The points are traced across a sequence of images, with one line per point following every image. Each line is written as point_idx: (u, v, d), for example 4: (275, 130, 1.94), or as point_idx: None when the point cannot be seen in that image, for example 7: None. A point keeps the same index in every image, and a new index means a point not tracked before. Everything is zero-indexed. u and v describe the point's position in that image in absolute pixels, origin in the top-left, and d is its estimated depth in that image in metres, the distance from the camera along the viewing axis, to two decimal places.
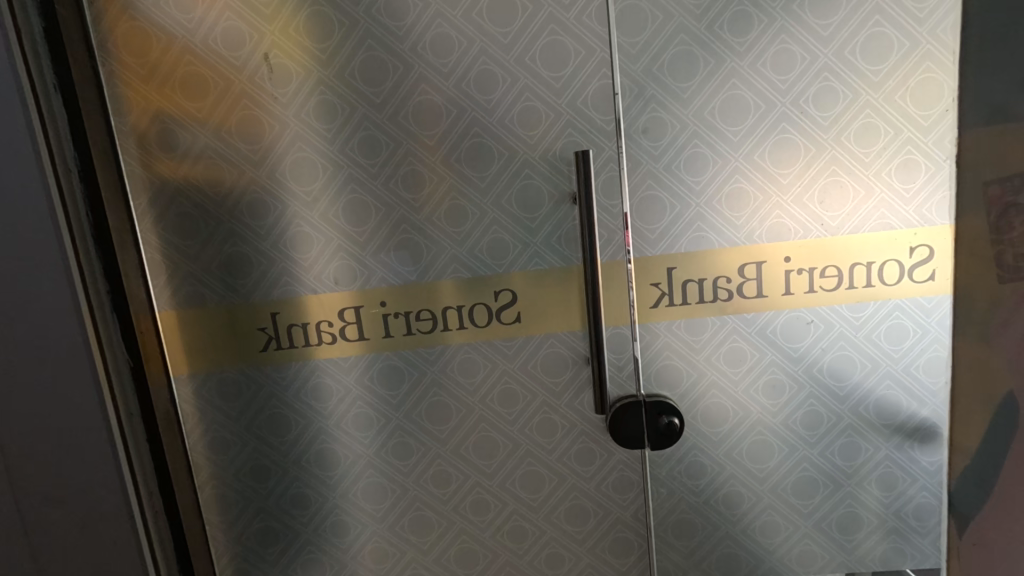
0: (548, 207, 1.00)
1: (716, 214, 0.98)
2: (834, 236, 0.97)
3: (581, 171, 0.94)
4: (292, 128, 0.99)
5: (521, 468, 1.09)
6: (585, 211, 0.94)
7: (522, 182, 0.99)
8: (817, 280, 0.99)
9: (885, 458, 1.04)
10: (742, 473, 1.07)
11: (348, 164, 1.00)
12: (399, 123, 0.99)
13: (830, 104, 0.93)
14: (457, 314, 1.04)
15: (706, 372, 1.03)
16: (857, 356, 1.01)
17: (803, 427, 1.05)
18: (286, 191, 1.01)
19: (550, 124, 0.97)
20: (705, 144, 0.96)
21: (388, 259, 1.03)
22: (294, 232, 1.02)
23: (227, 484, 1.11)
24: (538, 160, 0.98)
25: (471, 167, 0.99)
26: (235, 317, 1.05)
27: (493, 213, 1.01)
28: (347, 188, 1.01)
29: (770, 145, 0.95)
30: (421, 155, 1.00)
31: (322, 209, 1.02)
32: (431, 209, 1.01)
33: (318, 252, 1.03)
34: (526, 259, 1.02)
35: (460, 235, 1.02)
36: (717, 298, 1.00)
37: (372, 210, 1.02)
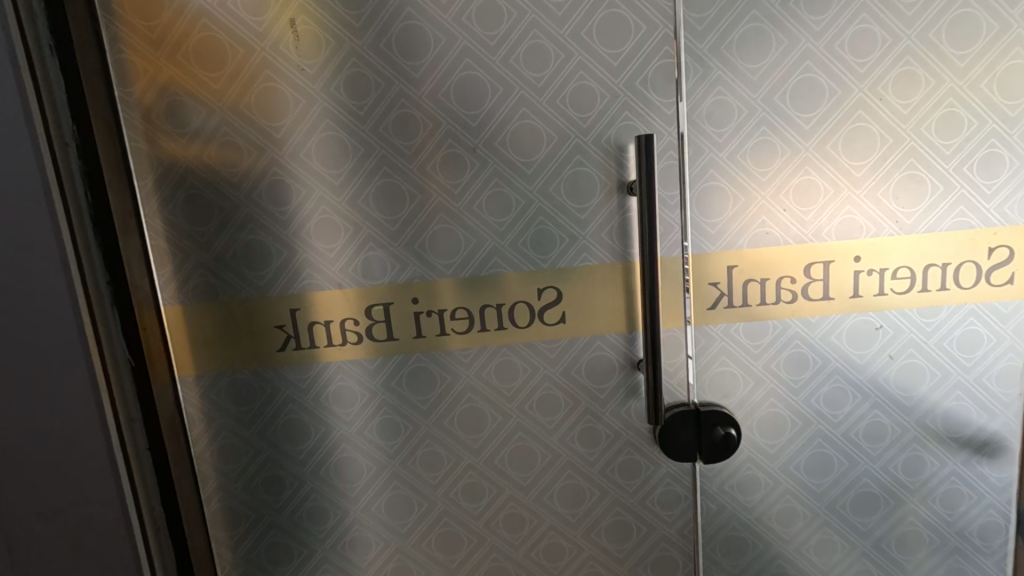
0: (599, 198, 0.92)
1: (783, 209, 0.90)
2: (909, 234, 0.90)
3: (644, 157, 0.84)
4: (320, 105, 0.89)
5: (560, 481, 1.01)
6: (647, 202, 0.85)
7: (574, 169, 0.91)
8: (888, 282, 0.91)
9: (951, 474, 0.97)
10: (798, 488, 0.99)
11: (381, 145, 0.91)
12: (439, 101, 0.89)
13: (911, 92, 0.86)
14: (495, 313, 0.95)
15: (764, 380, 0.96)
16: (927, 365, 0.94)
17: (866, 440, 0.97)
18: (311, 176, 0.91)
19: (605, 106, 0.89)
20: (774, 131, 0.88)
21: (422, 252, 0.94)
22: (318, 220, 0.92)
23: (235, 497, 1.00)
24: (591, 146, 0.91)
25: (517, 151, 0.91)
26: (249, 314, 0.95)
27: (539, 203, 0.92)
28: (379, 174, 0.91)
29: (845, 134, 0.88)
30: (462, 137, 0.90)
31: (351, 196, 0.92)
32: (472, 197, 0.92)
33: (344, 242, 0.93)
34: (573, 255, 0.94)
35: (501, 227, 0.93)
36: (780, 300, 0.93)
37: (406, 198, 0.92)
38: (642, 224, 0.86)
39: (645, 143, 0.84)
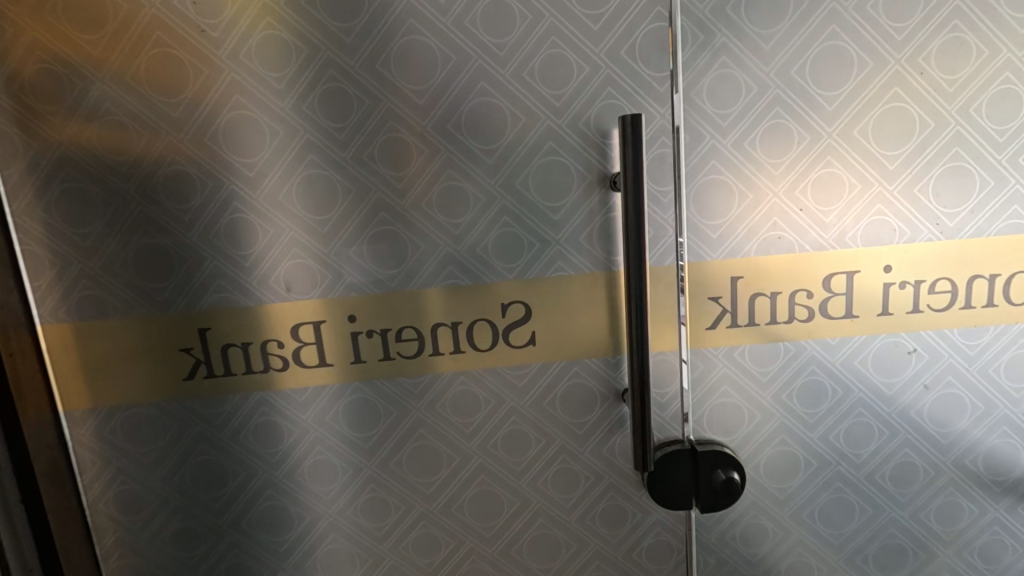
0: (575, 194, 0.76)
1: (799, 208, 0.74)
2: (951, 240, 0.74)
3: (631, 142, 0.68)
4: (229, 75, 0.72)
5: (530, 531, 0.85)
6: (634, 199, 0.69)
7: (545, 159, 0.75)
8: (924, 297, 0.76)
9: (992, 523, 0.82)
10: (812, 539, 0.84)
11: (307, 128, 0.73)
12: (378, 73, 0.72)
13: (957, 65, 0.70)
14: (451, 333, 0.79)
15: (773, 412, 0.80)
16: (967, 396, 0.79)
17: (893, 484, 0.82)
18: (220, 166, 0.74)
19: (583, 81, 0.73)
20: (790, 113, 0.72)
21: (360, 260, 0.77)
22: (231, 218, 0.75)
23: (140, 554, 0.83)
24: (567, 130, 0.74)
25: (475, 137, 0.74)
26: (149, 334, 0.78)
27: (503, 199, 0.76)
28: (305, 163, 0.74)
29: (876, 116, 0.72)
30: (407, 117, 0.73)
31: (271, 191, 0.75)
32: (420, 192, 0.75)
33: (263, 246, 0.76)
34: (544, 263, 0.77)
35: (456, 230, 0.76)
36: (793, 318, 0.77)
37: (339, 193, 0.75)
38: (627, 226, 0.70)
39: (632, 125, 0.67)
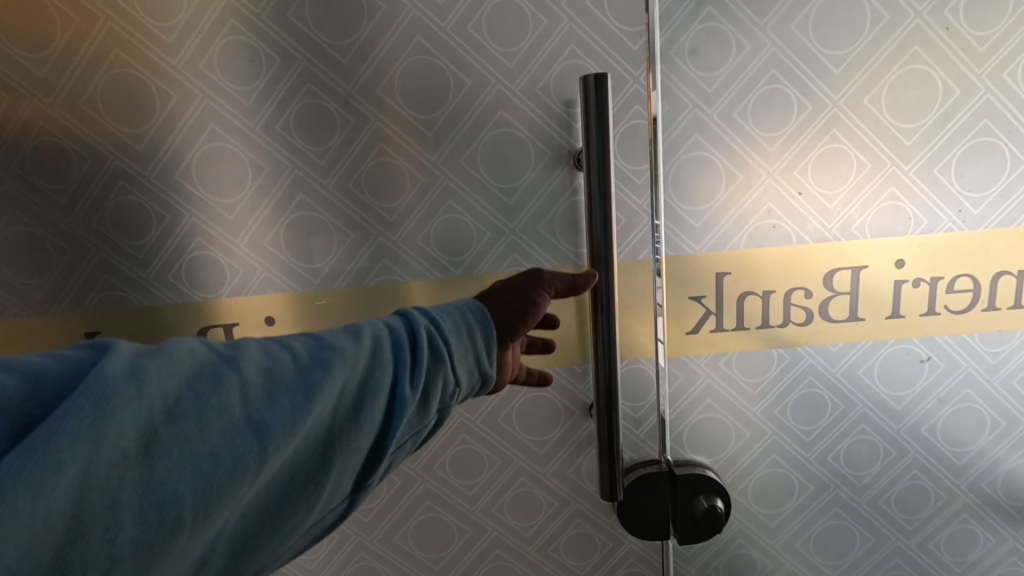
0: (532, 174, 0.65)
1: (797, 192, 0.63)
2: (975, 230, 0.63)
3: (593, 108, 0.55)
4: (106, 25, 0.58)
5: (486, 560, 0.75)
6: (600, 179, 0.56)
7: (495, 132, 0.63)
8: (942, 298, 0.64)
9: (1010, 554, 0.72)
10: (804, 569, 0.74)
11: (203, 90, 0.60)
12: (289, 24, 0.59)
13: (989, 20, 0.58)
14: None
15: (763, 429, 0.69)
16: (987, 411, 0.68)
17: (899, 510, 0.71)
18: (99, 137, 0.61)
19: (540, 35, 0.60)
20: (787, 77, 0.60)
21: (278, 251, 0.65)
22: (119, 202, 0.63)
23: None
24: (522, 98, 0.62)
25: (411, 105, 0.62)
26: (28, 339, 0.66)
27: (448, 179, 0.65)
28: (205, 134, 0.61)
29: (890, 81, 0.60)
30: (327, 79, 0.61)
31: (164, 169, 0.62)
32: (348, 172, 0.63)
33: (160, 235, 0.64)
34: (498, 255, 0.67)
35: (391, 217, 0.65)
36: (787, 322, 0.66)
37: (249, 171, 0.63)
38: (592, 212, 0.57)
39: (596, 88, 0.55)
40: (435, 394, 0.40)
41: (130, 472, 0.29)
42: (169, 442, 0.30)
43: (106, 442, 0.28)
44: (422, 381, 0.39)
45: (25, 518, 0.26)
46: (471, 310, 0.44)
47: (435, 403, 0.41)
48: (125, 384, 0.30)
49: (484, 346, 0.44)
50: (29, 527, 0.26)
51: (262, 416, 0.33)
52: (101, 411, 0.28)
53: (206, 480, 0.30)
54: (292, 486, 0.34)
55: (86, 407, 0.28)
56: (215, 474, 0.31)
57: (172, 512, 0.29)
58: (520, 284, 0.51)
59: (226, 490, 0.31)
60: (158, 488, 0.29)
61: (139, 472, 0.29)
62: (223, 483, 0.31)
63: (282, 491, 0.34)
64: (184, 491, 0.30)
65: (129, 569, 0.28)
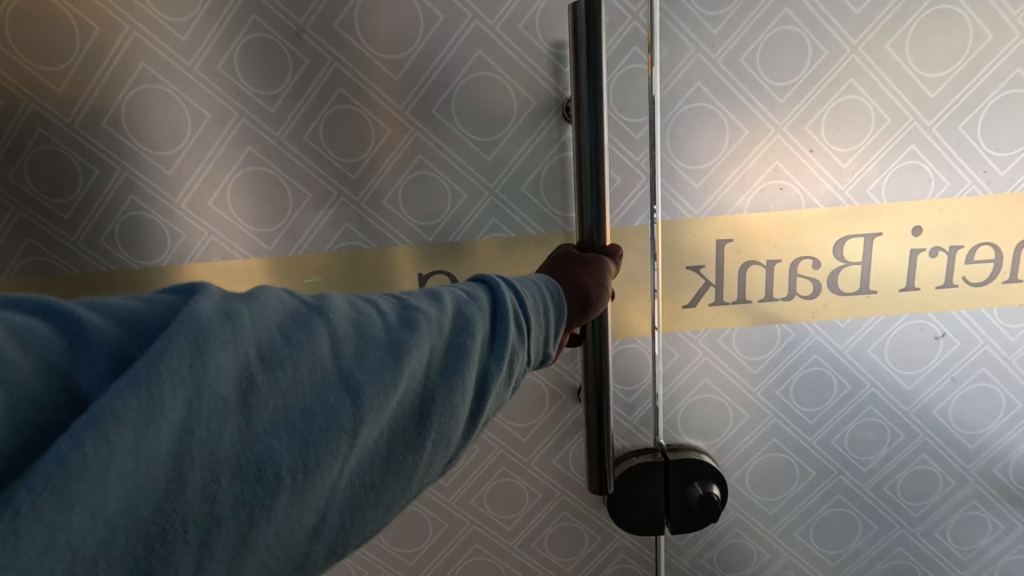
0: (514, 126, 0.58)
1: (809, 149, 0.56)
2: (1000, 195, 0.57)
3: (584, 46, 0.46)
4: None
5: (465, 557, 0.70)
6: (589, 133, 0.47)
7: (471, 75, 0.56)
8: (960, 269, 0.59)
9: (1017, 542, 0.68)
10: (803, 560, 0.70)
11: (132, 21, 0.55)
12: None
13: None
14: None
15: (764, 411, 0.64)
16: (1002, 392, 0.63)
17: (904, 496, 0.67)
18: (15, 80, 0.57)
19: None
20: (802, 16, 0.53)
21: (224, 210, 0.61)
22: (42, 152, 0.59)
23: None
24: (500, 35, 0.55)
25: (373, 42, 0.56)
26: None
27: (415, 131, 0.58)
28: (133, 73, 0.57)
29: (915, 24, 0.53)
30: (275, 10, 0.55)
31: (90, 116, 0.58)
32: (302, 121, 0.58)
33: (87, 189, 0.60)
34: (477, 222, 0.61)
35: (354, 174, 0.59)
36: (793, 294, 0.60)
37: (188, 118, 0.58)
38: (581, 172, 0.49)
39: (587, 25, 0.46)
40: (523, 370, 0.35)
41: (229, 422, 0.24)
42: (265, 391, 0.25)
43: (204, 386, 0.23)
44: (509, 356, 0.33)
45: (124, 465, 0.21)
46: (548, 286, 0.38)
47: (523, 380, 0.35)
48: (218, 324, 0.25)
49: (556, 325, 0.37)
50: (128, 476, 0.21)
51: (355, 373, 0.27)
52: (197, 351, 0.23)
53: (305, 436, 0.25)
54: (387, 458, 0.29)
55: (180, 345, 0.23)
56: (314, 429, 0.26)
57: (270, 471, 0.24)
58: (580, 267, 0.44)
59: (324, 453, 0.26)
60: (254, 441, 0.24)
61: (236, 422, 0.24)
62: (320, 446, 0.26)
63: (381, 463, 0.29)
64: (282, 447, 0.25)
65: (231, 533, 0.24)
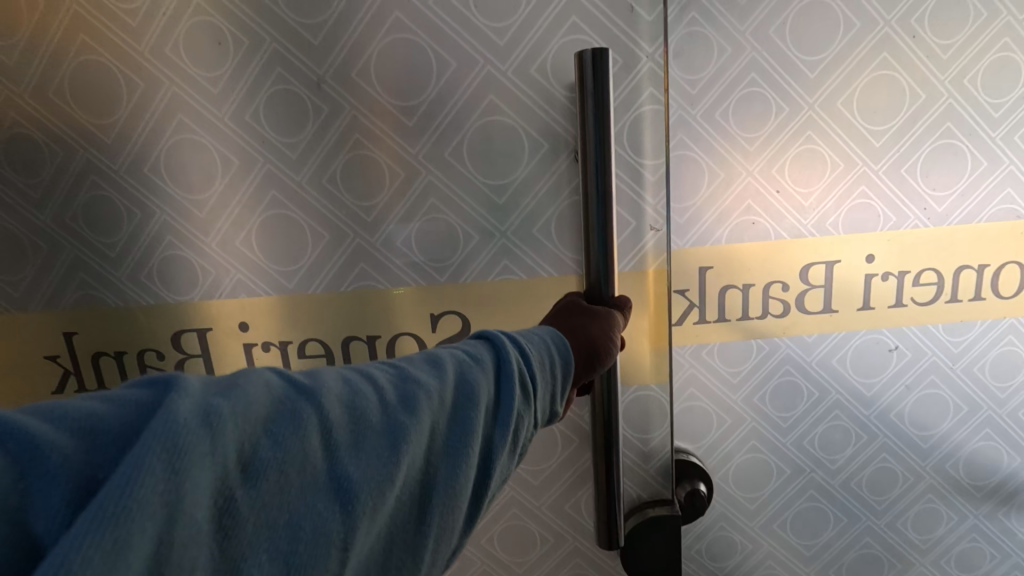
0: (525, 171, 0.67)
1: (775, 190, 0.66)
2: (939, 227, 0.67)
3: (590, 95, 0.55)
4: (80, 25, 0.64)
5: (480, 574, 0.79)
6: (596, 174, 0.56)
7: (481, 121, 0.66)
8: (909, 291, 0.68)
9: (970, 531, 0.77)
10: (783, 551, 0.78)
11: (172, 80, 0.65)
12: (282, 26, 0.63)
13: (953, 28, 0.62)
14: (365, 347, 0.73)
15: (744, 417, 0.73)
16: (950, 396, 0.72)
17: (869, 490, 0.75)
18: (72, 133, 0.67)
19: (532, 12, 0.62)
20: (765, 80, 0.63)
21: (248, 250, 0.70)
22: (92, 198, 0.70)
23: None
24: (513, 79, 0.64)
25: (392, 94, 0.65)
26: (28, 323, 0.76)
27: (429, 174, 0.67)
28: (173, 125, 0.66)
29: (861, 85, 0.63)
30: (302, 66, 0.64)
31: (133, 164, 0.68)
32: (320, 167, 0.67)
33: (130, 229, 0.70)
34: (491, 264, 0.70)
35: (370, 217, 0.68)
36: (766, 313, 0.69)
37: (219, 165, 0.67)
38: (589, 210, 0.57)
39: (593, 75, 0.54)
40: (528, 434, 0.42)
41: (205, 546, 0.29)
42: (244, 507, 0.30)
43: (178, 514, 0.28)
44: (514, 423, 0.40)
45: None
46: (551, 343, 0.45)
47: (525, 445, 0.42)
48: (199, 434, 0.29)
49: (561, 383, 0.45)
50: None
51: (343, 472, 0.33)
52: (175, 474, 0.28)
53: (285, 551, 0.31)
54: (385, 559, 0.36)
55: (157, 469, 0.27)
56: (297, 542, 0.31)
57: None
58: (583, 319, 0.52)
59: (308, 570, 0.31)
60: (239, 560, 0.30)
61: (213, 547, 0.29)
62: (300, 563, 0.31)
63: (379, 563, 0.36)
64: (260, 571, 0.30)
65: None
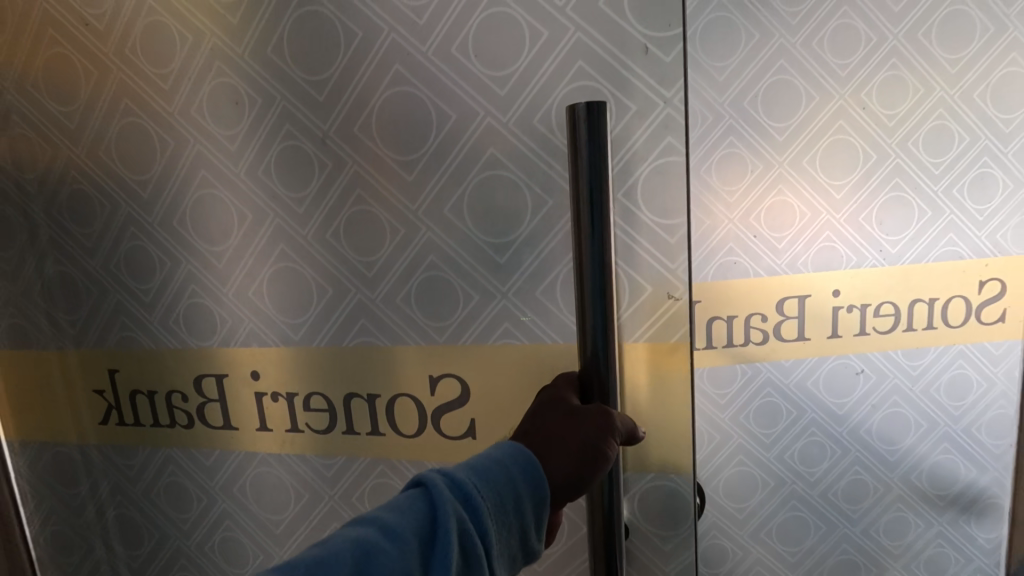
0: (528, 227, 0.66)
1: (753, 235, 0.77)
2: (893, 266, 0.77)
3: (586, 173, 0.52)
4: (126, 92, 0.74)
5: None
6: (593, 247, 0.53)
7: (483, 173, 0.66)
8: (870, 321, 0.78)
9: (937, 537, 0.85)
10: (771, 558, 0.86)
11: (195, 138, 0.73)
12: (293, 86, 0.69)
13: (896, 100, 0.73)
14: (365, 405, 0.75)
15: (732, 434, 0.82)
16: (911, 415, 0.82)
17: (844, 500, 0.84)
18: (118, 189, 0.77)
19: (534, 59, 0.62)
20: (742, 142, 0.75)
21: (260, 299, 0.76)
22: (131, 249, 0.78)
23: (102, 539, 0.90)
24: (514, 131, 0.64)
25: (392, 148, 0.68)
26: (72, 365, 0.84)
27: (428, 230, 0.69)
28: (198, 181, 0.75)
29: (822, 148, 0.75)
30: (308, 124, 0.70)
31: (166, 215, 0.76)
32: (324, 221, 0.72)
33: (162, 275, 0.78)
34: (490, 327, 0.70)
35: (371, 272, 0.72)
36: (748, 341, 0.79)
37: (235, 220, 0.75)
38: (583, 280, 0.54)
39: (589, 138, 0.52)
40: None
41: None
42: None
43: None
44: None
45: None
46: (514, 477, 0.47)
47: None
48: None
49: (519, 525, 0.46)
50: None
51: None
52: None
53: None
54: None
55: None
56: None
57: None
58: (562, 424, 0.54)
59: None
60: None
61: None
62: None
63: None
64: None
65: None
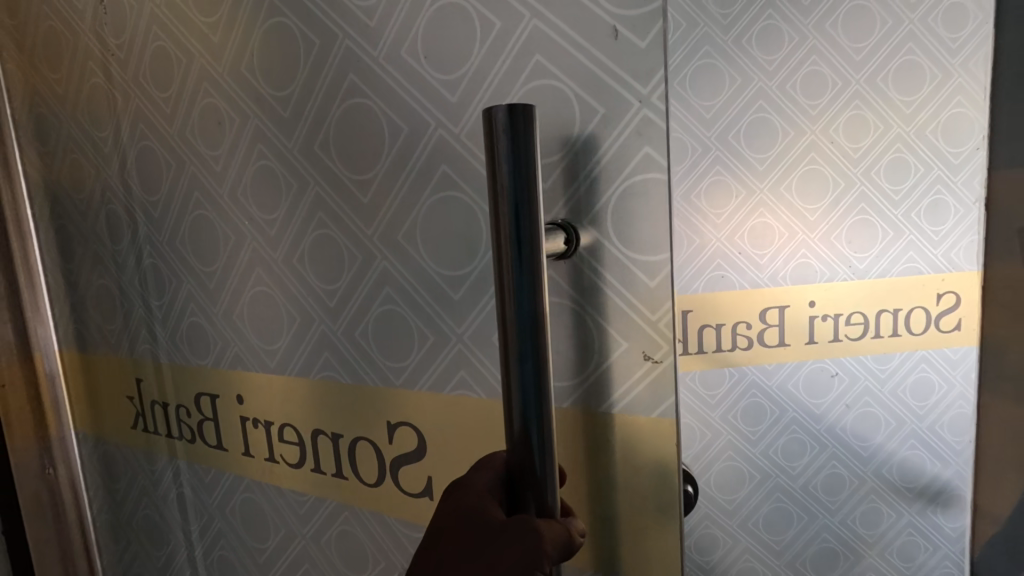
0: (483, 261, 0.56)
1: (738, 252, 0.88)
2: (861, 280, 0.87)
3: (505, 204, 0.38)
4: (141, 117, 0.79)
5: None
6: (520, 302, 0.39)
7: (435, 196, 0.58)
8: (842, 328, 0.88)
9: (906, 526, 0.91)
10: (758, 547, 0.93)
11: (193, 160, 0.76)
12: (262, 103, 0.68)
13: (860, 136, 0.85)
14: (330, 445, 0.72)
15: (721, 431, 0.91)
16: (881, 414, 0.91)
17: (823, 492, 0.93)
18: (141, 210, 0.83)
19: (486, 58, 0.51)
20: (727, 171, 0.87)
21: (243, 322, 0.77)
22: (152, 267, 0.84)
23: (134, 535, 0.97)
24: (466, 143, 0.55)
25: (348, 166, 0.63)
26: (111, 372, 0.91)
27: (383, 259, 0.63)
28: (194, 202, 0.77)
29: (796, 177, 0.86)
30: (274, 143, 0.68)
31: (176, 234, 0.80)
32: (293, 244, 0.70)
33: (174, 292, 0.83)
34: (446, 366, 0.61)
35: (333, 301, 0.68)
36: (735, 347, 0.88)
37: (224, 239, 0.76)
38: (509, 342, 0.40)
39: (511, 160, 0.37)
40: None
41: None
42: None
43: None
44: None
45: None
46: None
47: None
48: None
49: None
50: None
51: None
52: None
53: None
54: None
55: None
56: None
57: None
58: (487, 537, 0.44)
59: None
60: None
61: None
62: None
63: None
64: None
65: None
